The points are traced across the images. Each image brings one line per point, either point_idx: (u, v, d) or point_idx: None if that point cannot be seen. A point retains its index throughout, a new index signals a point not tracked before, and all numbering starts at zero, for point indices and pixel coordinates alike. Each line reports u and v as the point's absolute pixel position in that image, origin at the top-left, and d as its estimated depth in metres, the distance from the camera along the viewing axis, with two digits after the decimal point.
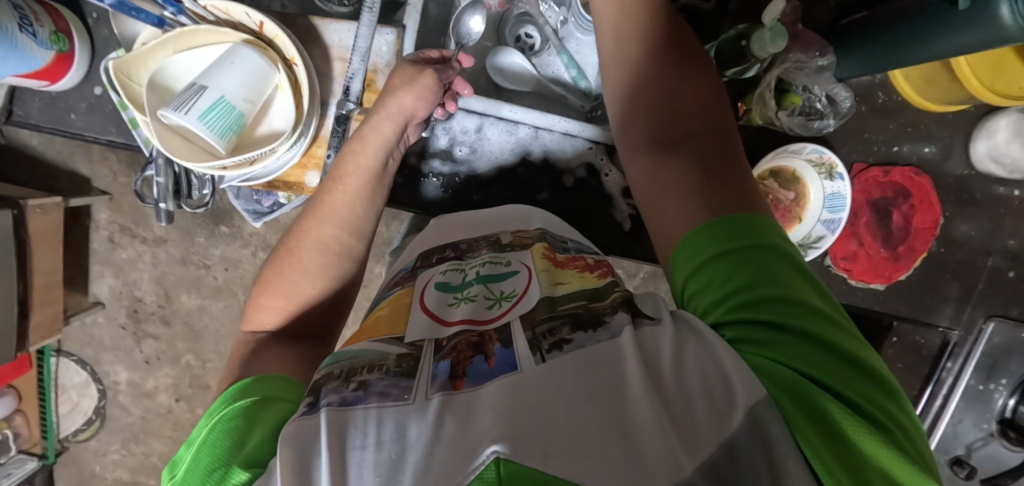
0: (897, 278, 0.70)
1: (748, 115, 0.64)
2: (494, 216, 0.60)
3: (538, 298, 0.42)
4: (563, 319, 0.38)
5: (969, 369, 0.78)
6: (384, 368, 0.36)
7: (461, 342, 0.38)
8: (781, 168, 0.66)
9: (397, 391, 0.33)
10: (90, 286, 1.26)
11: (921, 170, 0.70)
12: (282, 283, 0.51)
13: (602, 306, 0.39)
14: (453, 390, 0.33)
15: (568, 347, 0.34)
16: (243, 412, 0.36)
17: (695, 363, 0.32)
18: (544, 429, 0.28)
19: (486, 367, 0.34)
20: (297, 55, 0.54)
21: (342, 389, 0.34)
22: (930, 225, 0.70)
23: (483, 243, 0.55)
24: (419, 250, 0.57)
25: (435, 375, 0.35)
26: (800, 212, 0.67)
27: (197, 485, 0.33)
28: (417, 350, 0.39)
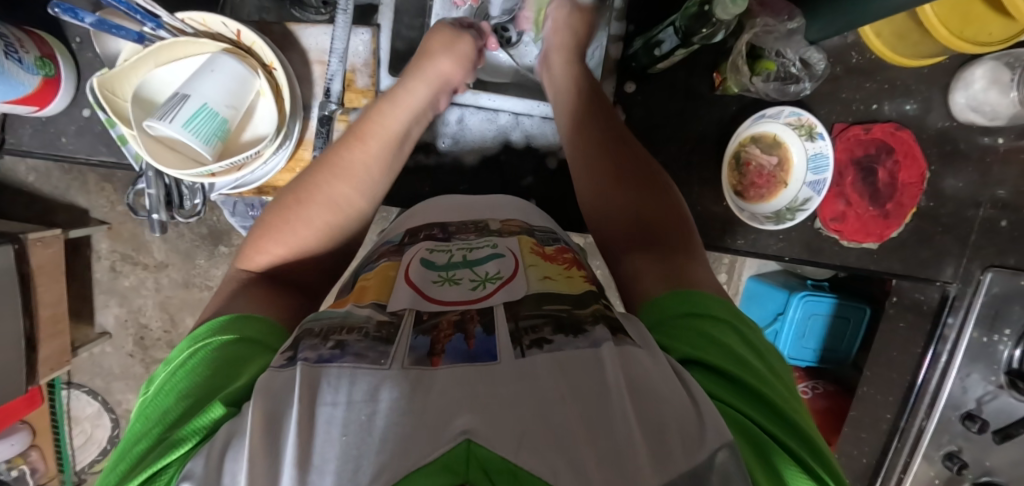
0: (888, 235, 0.71)
1: (724, 84, 0.65)
2: (480, 203, 0.60)
3: (523, 293, 0.41)
4: (546, 318, 0.38)
5: (971, 321, 0.78)
6: (363, 331, 0.37)
7: (441, 322, 0.38)
8: (761, 134, 0.67)
9: (373, 355, 0.34)
10: (95, 316, 1.27)
11: (901, 125, 0.71)
12: (287, 232, 0.52)
13: (584, 314, 0.39)
14: (429, 366, 0.33)
15: (549, 347, 0.34)
16: (223, 357, 0.40)
17: (664, 386, 0.34)
18: (519, 423, 0.29)
19: (465, 347, 0.35)
20: (276, 60, 0.55)
21: (319, 347, 0.35)
22: (917, 180, 0.71)
23: (471, 228, 0.55)
24: (408, 225, 0.57)
25: (413, 346, 0.35)
26: (785, 177, 0.68)
27: (175, 413, 0.37)
28: (397, 318, 0.39)
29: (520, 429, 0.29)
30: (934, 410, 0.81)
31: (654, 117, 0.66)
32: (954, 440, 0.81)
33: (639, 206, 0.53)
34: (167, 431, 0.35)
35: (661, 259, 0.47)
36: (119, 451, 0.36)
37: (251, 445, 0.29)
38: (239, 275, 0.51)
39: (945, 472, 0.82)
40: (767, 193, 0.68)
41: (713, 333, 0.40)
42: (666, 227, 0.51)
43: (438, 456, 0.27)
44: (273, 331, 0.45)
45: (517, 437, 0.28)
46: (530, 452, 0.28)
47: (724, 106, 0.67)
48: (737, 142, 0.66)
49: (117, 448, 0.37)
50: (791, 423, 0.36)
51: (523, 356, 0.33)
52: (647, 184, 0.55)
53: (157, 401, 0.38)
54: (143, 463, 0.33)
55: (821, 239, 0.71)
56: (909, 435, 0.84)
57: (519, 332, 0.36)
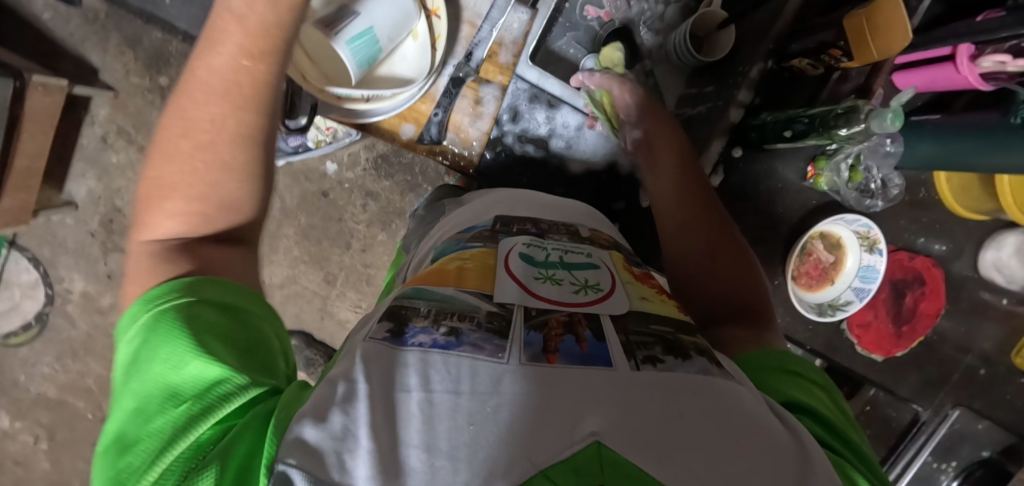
0: (894, 353, 0.78)
1: (816, 179, 0.69)
2: (563, 209, 0.60)
3: (627, 307, 0.41)
4: (654, 338, 0.38)
5: (929, 448, 0.84)
6: (475, 320, 0.36)
7: (550, 319, 0.38)
8: (829, 233, 0.72)
9: (490, 348, 0.33)
10: (66, 183, 1.15)
11: (936, 263, 0.78)
12: (164, 176, 0.41)
13: (689, 339, 0.40)
14: (546, 363, 0.33)
15: (661, 366, 0.35)
16: (193, 321, 0.35)
17: (767, 423, 0.34)
18: (647, 430, 0.30)
19: (579, 350, 0.35)
20: (443, 9, 0.54)
21: (431, 331, 0.35)
22: (933, 313, 0.78)
23: (563, 230, 0.55)
24: (498, 213, 0.57)
25: (526, 342, 0.35)
26: (834, 276, 0.73)
27: (161, 385, 0.33)
28: (506, 310, 0.38)
29: (648, 432, 0.30)
30: None
31: (747, 187, 0.71)
32: None
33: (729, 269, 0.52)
34: (194, 402, 0.32)
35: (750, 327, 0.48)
36: (127, 432, 0.32)
37: (376, 422, 0.29)
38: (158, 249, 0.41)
39: None
40: (815, 286, 0.73)
41: (804, 384, 0.41)
42: (751, 295, 0.51)
43: (568, 457, 0.28)
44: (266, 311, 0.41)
45: (643, 446, 0.29)
46: (660, 462, 0.29)
47: (806, 196, 0.72)
48: (808, 235, 0.71)
49: (116, 433, 0.33)
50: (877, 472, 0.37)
51: (639, 369, 0.34)
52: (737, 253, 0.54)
53: (139, 382, 0.33)
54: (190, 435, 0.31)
55: (840, 339, 0.77)
56: None
57: (630, 345, 0.36)
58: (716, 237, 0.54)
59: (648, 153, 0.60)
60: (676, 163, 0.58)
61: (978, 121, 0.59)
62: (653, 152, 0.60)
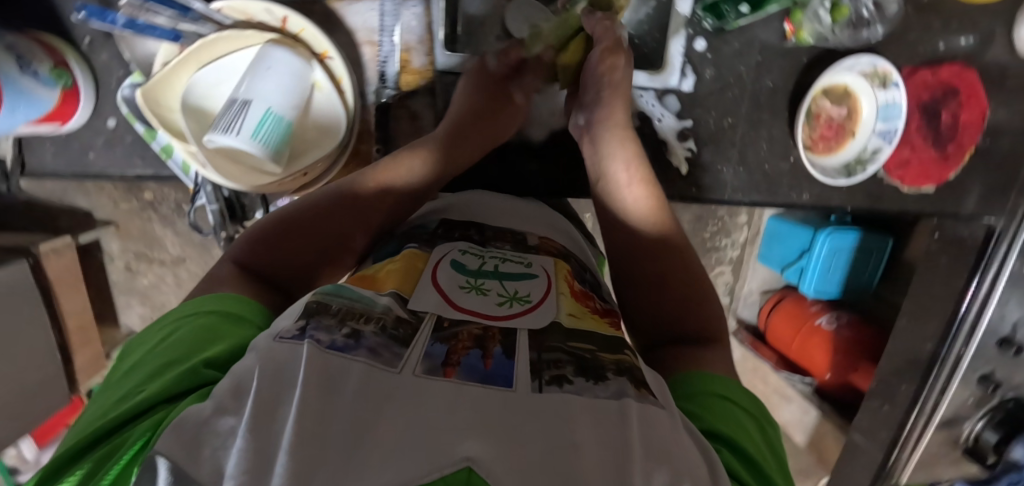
0: (946, 178, 0.71)
1: (799, 34, 0.62)
2: (512, 209, 0.63)
3: (550, 321, 0.44)
4: (568, 356, 0.40)
5: (1015, 254, 0.79)
6: (380, 323, 0.39)
7: (461, 331, 0.40)
8: (833, 85, 0.64)
9: (387, 355, 0.36)
10: (120, 317, 1.23)
11: (967, 64, 0.68)
12: (291, 234, 0.52)
13: (608, 358, 0.41)
14: (442, 377, 0.35)
15: (567, 387, 0.36)
16: (213, 323, 0.43)
17: (669, 437, 0.35)
18: (531, 462, 0.30)
19: (482, 366, 0.36)
20: (331, 48, 0.49)
21: (333, 331, 0.37)
22: (977, 119, 0.70)
23: (507, 237, 0.57)
24: (445, 215, 0.58)
25: (428, 353, 0.37)
26: (853, 127, 0.66)
27: (158, 367, 0.39)
28: (418, 320, 0.41)
29: (531, 464, 0.30)
30: (972, 337, 0.85)
31: (722, 78, 0.64)
32: (988, 363, 0.86)
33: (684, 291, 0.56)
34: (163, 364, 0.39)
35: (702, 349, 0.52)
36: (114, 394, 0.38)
37: (255, 425, 0.30)
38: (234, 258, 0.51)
39: (978, 392, 0.88)
40: (835, 145, 0.66)
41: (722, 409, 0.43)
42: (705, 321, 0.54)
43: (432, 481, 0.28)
44: (255, 313, 0.46)
45: (515, 473, 0.29)
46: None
47: (794, 59, 0.64)
48: (811, 96, 0.63)
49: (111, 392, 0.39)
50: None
51: (539, 391, 0.35)
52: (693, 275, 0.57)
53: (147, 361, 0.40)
54: (145, 388, 0.37)
55: (883, 188, 0.71)
56: (947, 363, 0.88)
57: (538, 363, 0.38)
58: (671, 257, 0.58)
59: (592, 144, 0.60)
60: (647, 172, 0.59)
61: None
62: (615, 154, 0.59)
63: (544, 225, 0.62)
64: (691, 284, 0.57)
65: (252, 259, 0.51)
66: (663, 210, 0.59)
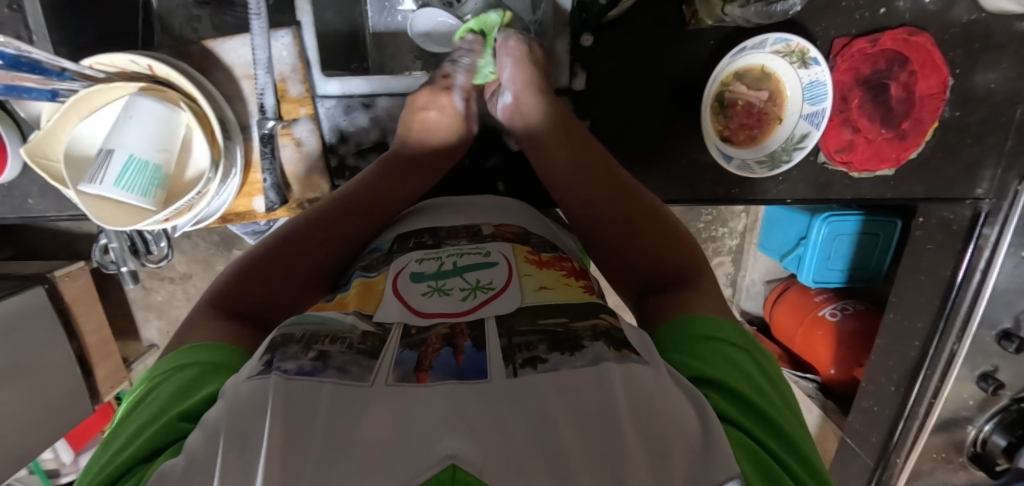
0: (906, 158, 0.63)
1: (696, 18, 0.56)
2: (477, 207, 0.55)
3: (515, 306, 0.38)
4: (541, 334, 0.34)
5: (1009, 236, 0.70)
6: (347, 341, 0.34)
7: (430, 335, 0.35)
8: (747, 68, 0.59)
9: (357, 370, 0.31)
10: (140, 332, 1.34)
11: (917, 28, 0.60)
12: (267, 270, 0.47)
13: (582, 326, 0.35)
14: (414, 384, 0.30)
15: (543, 367, 0.31)
16: (190, 375, 0.36)
17: (664, 404, 0.31)
18: (513, 437, 0.27)
19: (454, 363, 0.32)
20: (195, 90, 0.52)
21: (299, 357, 0.32)
22: (937, 89, 0.61)
23: (462, 232, 0.51)
24: (397, 231, 0.52)
25: (399, 360, 0.32)
26: (777, 111, 0.60)
27: (131, 438, 0.33)
28: (384, 330, 0.36)
29: (513, 436, 0.27)
30: (966, 333, 0.75)
31: (621, 70, 0.59)
32: (990, 360, 0.77)
33: (649, 228, 0.49)
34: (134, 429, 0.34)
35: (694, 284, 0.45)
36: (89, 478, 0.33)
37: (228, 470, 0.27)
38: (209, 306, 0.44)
39: (979, 393, 0.79)
40: (760, 133, 0.60)
41: (725, 354, 0.38)
42: (687, 251, 0.48)
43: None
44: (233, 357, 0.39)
45: (508, 461, 0.26)
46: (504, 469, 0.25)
47: (701, 43, 0.58)
48: (718, 83, 0.58)
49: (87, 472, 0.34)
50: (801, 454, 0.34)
51: (515, 376, 0.30)
52: (651, 209, 0.51)
53: (122, 430, 0.34)
54: (119, 463, 0.32)
55: (828, 175, 0.65)
56: (941, 359, 0.79)
57: (511, 349, 0.33)
58: (619, 195, 0.51)
59: (536, 151, 0.55)
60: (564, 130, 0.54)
61: None
62: (538, 135, 0.54)
63: (518, 217, 0.54)
64: (653, 215, 0.50)
65: (242, 305, 0.44)
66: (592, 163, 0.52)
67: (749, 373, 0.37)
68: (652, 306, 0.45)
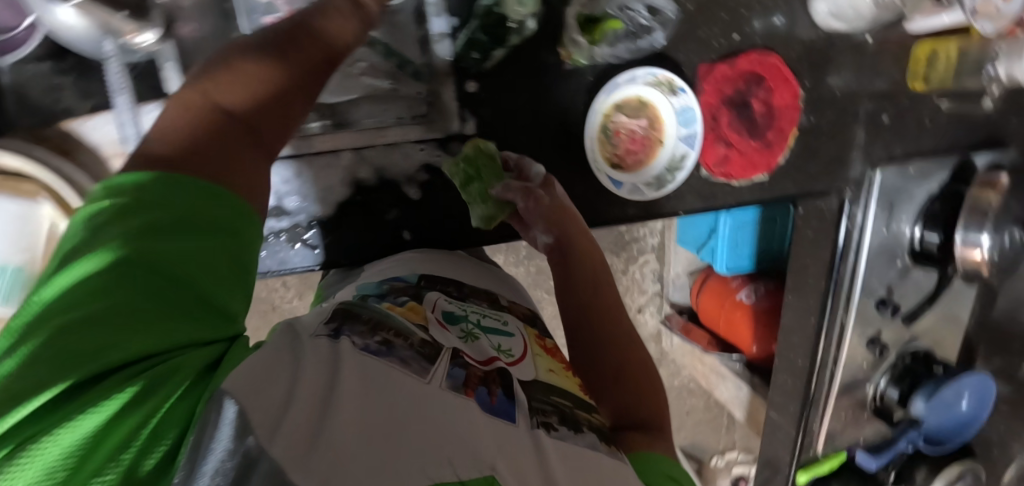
0: (773, 163, 0.71)
1: (571, 58, 0.60)
2: (464, 267, 0.59)
3: (531, 377, 0.42)
4: (551, 407, 0.39)
5: (872, 217, 0.80)
6: (409, 341, 0.39)
7: (470, 371, 0.38)
8: (625, 99, 0.63)
9: (417, 366, 0.36)
10: None
11: (768, 50, 0.67)
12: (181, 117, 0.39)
13: (586, 417, 0.41)
14: (462, 394, 0.34)
15: (553, 433, 0.35)
16: (218, 252, 0.34)
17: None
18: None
19: (489, 400, 0.35)
20: (55, 180, 0.48)
21: (366, 336, 0.38)
22: (791, 102, 0.69)
23: (484, 295, 0.56)
24: (416, 266, 0.56)
25: (450, 374, 0.36)
26: (658, 135, 0.64)
27: (155, 301, 0.31)
28: (438, 348, 0.40)
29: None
30: (851, 303, 0.85)
31: (507, 111, 0.61)
32: (872, 325, 0.87)
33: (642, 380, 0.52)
34: (170, 277, 0.32)
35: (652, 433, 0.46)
36: (83, 325, 0.28)
37: (295, 417, 0.28)
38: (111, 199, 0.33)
39: (869, 356, 0.90)
40: (645, 157, 0.65)
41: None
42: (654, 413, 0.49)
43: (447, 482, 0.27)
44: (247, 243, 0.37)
45: None
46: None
47: (579, 79, 0.62)
48: (600, 115, 0.62)
49: (64, 320, 0.28)
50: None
51: (535, 429, 0.34)
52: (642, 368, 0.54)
53: (133, 280, 0.30)
54: (149, 339, 0.30)
55: (711, 186, 0.70)
56: (835, 333, 0.88)
57: (531, 410, 0.37)
58: (610, 336, 0.55)
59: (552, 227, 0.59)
60: (591, 260, 0.60)
61: None
62: (570, 267, 0.59)
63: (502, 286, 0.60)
64: (642, 372, 0.53)
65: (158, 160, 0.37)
66: (601, 314, 0.57)
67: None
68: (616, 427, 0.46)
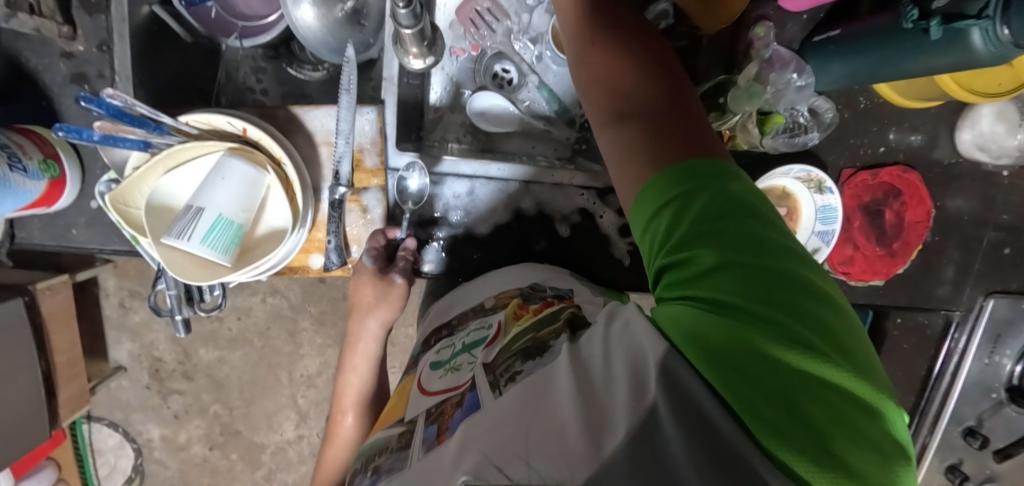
0: (894, 272, 0.72)
1: (733, 141, 0.64)
2: (487, 281, 0.61)
3: (495, 352, 0.46)
4: (516, 355, 0.42)
5: (975, 345, 0.81)
6: (389, 448, 0.43)
7: (446, 406, 0.42)
8: (772, 187, 0.66)
9: (399, 463, 0.39)
10: (110, 352, 1.27)
11: (909, 167, 0.71)
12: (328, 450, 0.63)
13: (548, 333, 0.44)
14: (438, 444, 0.37)
15: (520, 377, 0.38)
16: None
17: (602, 362, 0.35)
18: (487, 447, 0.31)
19: (460, 413, 0.38)
20: (284, 154, 0.55)
21: (362, 479, 0.42)
22: (922, 218, 0.72)
23: (468, 311, 0.58)
24: (434, 322, 0.62)
25: (425, 439, 0.40)
26: (794, 227, 0.67)
27: None
28: (414, 424, 0.44)
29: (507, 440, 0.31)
30: (937, 426, 0.85)
31: None
32: (955, 453, 0.87)
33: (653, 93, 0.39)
34: None
35: (651, 151, 0.37)
36: None
37: None
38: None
39: (945, 482, 0.89)
40: None
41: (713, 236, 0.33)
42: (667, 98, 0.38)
43: None
44: None
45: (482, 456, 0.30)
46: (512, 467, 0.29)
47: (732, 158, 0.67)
48: None
49: None
50: (872, 447, 0.28)
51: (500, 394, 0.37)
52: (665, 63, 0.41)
53: None
54: None
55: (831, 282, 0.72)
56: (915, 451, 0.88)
57: (493, 381, 0.40)
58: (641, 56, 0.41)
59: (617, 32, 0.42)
60: (637, 48, 0.41)
61: (871, 33, 0.54)
62: (618, 53, 0.41)
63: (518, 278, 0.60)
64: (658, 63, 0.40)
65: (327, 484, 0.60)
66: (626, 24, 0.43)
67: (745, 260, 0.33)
68: (616, 156, 0.39)
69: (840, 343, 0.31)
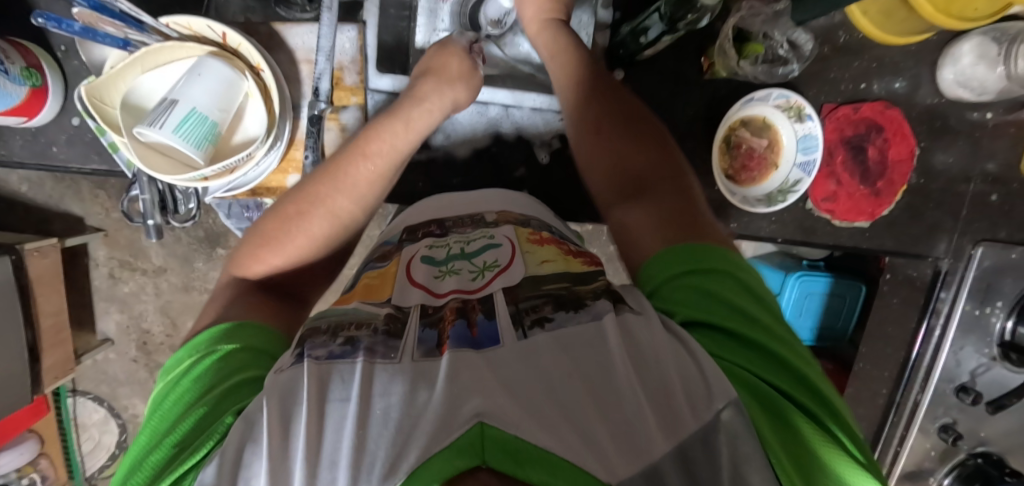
0: (879, 213, 0.72)
1: (713, 68, 0.66)
2: (470, 198, 0.60)
3: (520, 277, 0.44)
4: (546, 297, 0.41)
5: (963, 296, 0.79)
6: (372, 326, 0.40)
7: (445, 312, 0.41)
8: (752, 116, 0.67)
9: (383, 349, 0.37)
10: (97, 323, 1.22)
11: (891, 103, 0.71)
12: (285, 241, 0.52)
13: (585, 291, 0.43)
14: (437, 355, 0.36)
15: (550, 325, 0.37)
16: (234, 355, 0.42)
17: (669, 358, 0.36)
18: (527, 407, 0.31)
19: (470, 334, 0.37)
20: (262, 61, 0.55)
21: (328, 343, 0.38)
22: (906, 156, 0.71)
23: (468, 220, 0.56)
24: (407, 222, 0.59)
25: (421, 339, 0.38)
26: (776, 159, 0.68)
27: (191, 402, 0.38)
28: (403, 313, 0.42)
29: (557, 406, 0.32)
30: (928, 383, 0.83)
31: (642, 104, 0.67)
32: (949, 413, 0.84)
33: (643, 164, 0.52)
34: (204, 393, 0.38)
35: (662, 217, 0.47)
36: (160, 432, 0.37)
37: (309, 422, 0.32)
38: (235, 283, 0.51)
39: (940, 443, 0.85)
40: (758, 176, 0.68)
41: (710, 291, 0.41)
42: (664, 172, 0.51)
43: (454, 439, 0.29)
44: (269, 342, 0.45)
45: (525, 412, 0.31)
46: (546, 432, 0.30)
47: (713, 90, 0.68)
48: (727, 126, 0.66)
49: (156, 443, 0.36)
50: None
51: (526, 337, 0.36)
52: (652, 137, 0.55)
53: (178, 393, 0.40)
54: (190, 445, 0.35)
55: (812, 220, 0.72)
56: (905, 409, 0.86)
57: (521, 313, 0.39)
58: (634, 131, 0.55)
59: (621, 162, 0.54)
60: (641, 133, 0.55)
61: None
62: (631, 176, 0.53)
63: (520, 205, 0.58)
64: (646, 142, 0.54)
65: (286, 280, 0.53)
66: (625, 131, 0.55)
67: (751, 323, 0.39)
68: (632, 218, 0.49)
69: (825, 402, 0.37)
